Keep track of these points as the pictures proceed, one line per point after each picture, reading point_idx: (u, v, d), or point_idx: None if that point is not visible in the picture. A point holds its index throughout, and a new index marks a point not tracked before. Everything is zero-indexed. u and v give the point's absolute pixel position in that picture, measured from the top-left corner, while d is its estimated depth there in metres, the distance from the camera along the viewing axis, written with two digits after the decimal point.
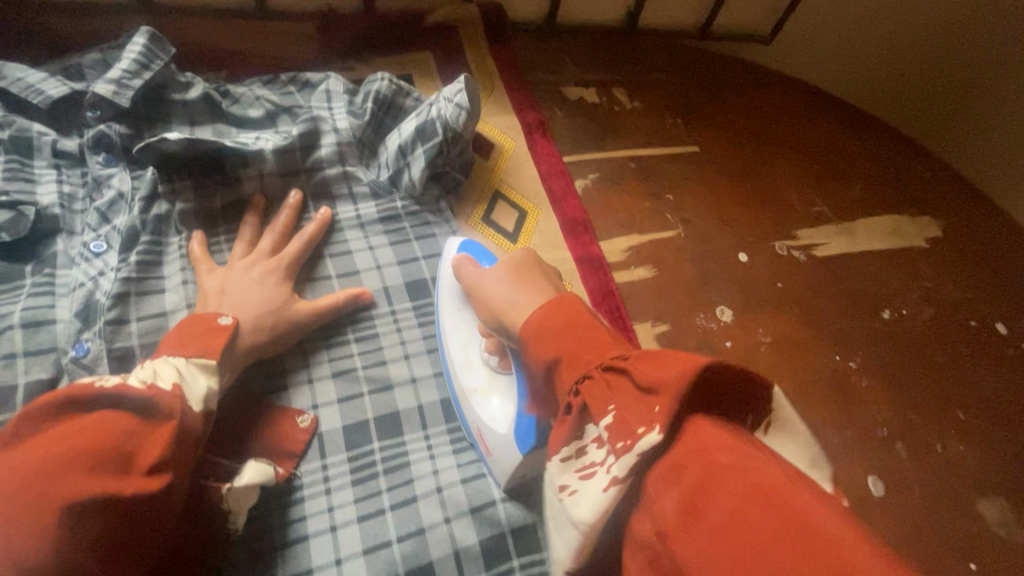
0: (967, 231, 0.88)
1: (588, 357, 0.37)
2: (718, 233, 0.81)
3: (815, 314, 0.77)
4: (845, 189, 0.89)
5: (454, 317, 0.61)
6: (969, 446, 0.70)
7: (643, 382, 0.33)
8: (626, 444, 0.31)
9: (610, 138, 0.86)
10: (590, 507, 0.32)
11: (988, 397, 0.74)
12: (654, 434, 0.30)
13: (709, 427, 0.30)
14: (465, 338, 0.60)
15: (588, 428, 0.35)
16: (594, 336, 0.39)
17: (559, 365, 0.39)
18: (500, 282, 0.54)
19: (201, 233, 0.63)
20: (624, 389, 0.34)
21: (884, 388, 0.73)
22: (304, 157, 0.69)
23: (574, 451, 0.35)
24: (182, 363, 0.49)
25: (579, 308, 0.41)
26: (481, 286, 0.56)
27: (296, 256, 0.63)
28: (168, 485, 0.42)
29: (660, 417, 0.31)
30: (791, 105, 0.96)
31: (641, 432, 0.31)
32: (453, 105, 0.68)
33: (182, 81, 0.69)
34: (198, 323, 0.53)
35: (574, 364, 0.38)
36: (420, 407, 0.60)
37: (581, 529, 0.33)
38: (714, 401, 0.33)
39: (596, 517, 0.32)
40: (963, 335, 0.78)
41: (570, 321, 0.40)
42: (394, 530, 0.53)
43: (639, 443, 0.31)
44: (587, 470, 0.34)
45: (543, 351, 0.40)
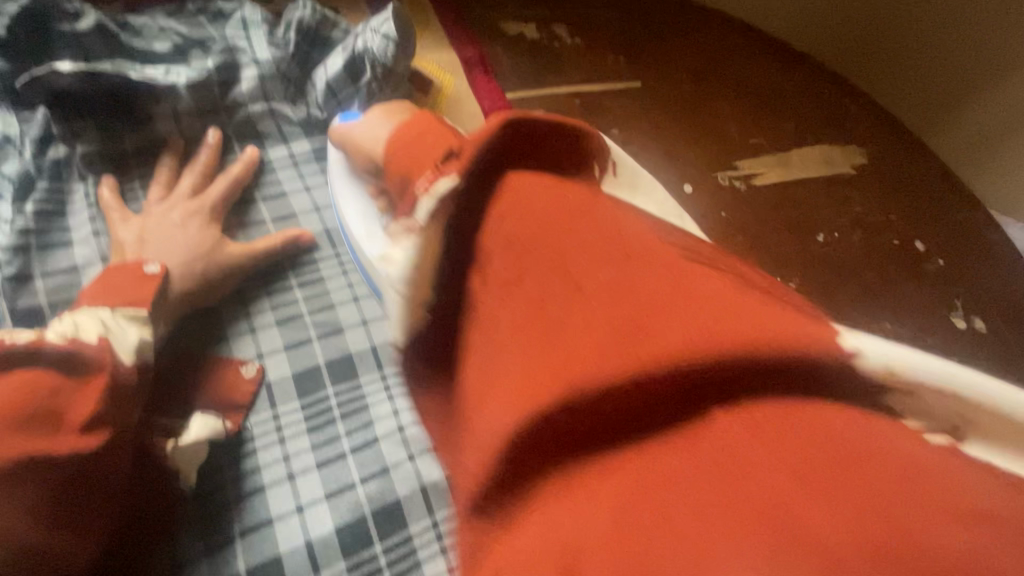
0: (888, 157, 0.93)
1: (426, 153, 0.38)
2: (662, 167, 0.82)
3: (757, 239, 0.80)
4: (777, 121, 0.91)
5: (346, 193, 0.58)
6: (896, 350, 0.76)
7: (456, 153, 0.37)
8: (427, 186, 0.36)
9: (555, 76, 0.84)
10: (400, 265, 0.35)
11: (912, 307, 0.80)
12: (450, 177, 0.35)
13: (533, 179, 0.35)
14: (361, 211, 0.56)
15: (419, 197, 0.36)
16: (435, 134, 0.40)
17: (409, 175, 0.38)
18: (366, 124, 0.54)
19: (111, 178, 0.56)
20: (450, 165, 0.36)
21: (821, 304, 0.77)
22: (223, 93, 0.63)
23: (406, 225, 0.37)
24: (107, 314, 0.44)
25: (425, 121, 0.42)
26: (353, 135, 0.55)
27: (223, 199, 0.58)
28: (98, 443, 0.39)
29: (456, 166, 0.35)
30: (726, 42, 0.97)
31: (439, 180, 0.35)
32: (381, 36, 0.63)
33: (70, 9, 0.60)
34: (119, 272, 0.48)
35: (417, 164, 0.38)
36: (374, 348, 0.57)
37: (399, 288, 0.35)
38: (518, 151, 0.36)
39: (407, 268, 0.34)
40: (888, 252, 0.84)
41: (418, 132, 0.40)
42: (356, 472, 0.51)
43: (438, 186, 0.35)
44: (410, 228, 0.36)
45: (394, 169, 0.40)
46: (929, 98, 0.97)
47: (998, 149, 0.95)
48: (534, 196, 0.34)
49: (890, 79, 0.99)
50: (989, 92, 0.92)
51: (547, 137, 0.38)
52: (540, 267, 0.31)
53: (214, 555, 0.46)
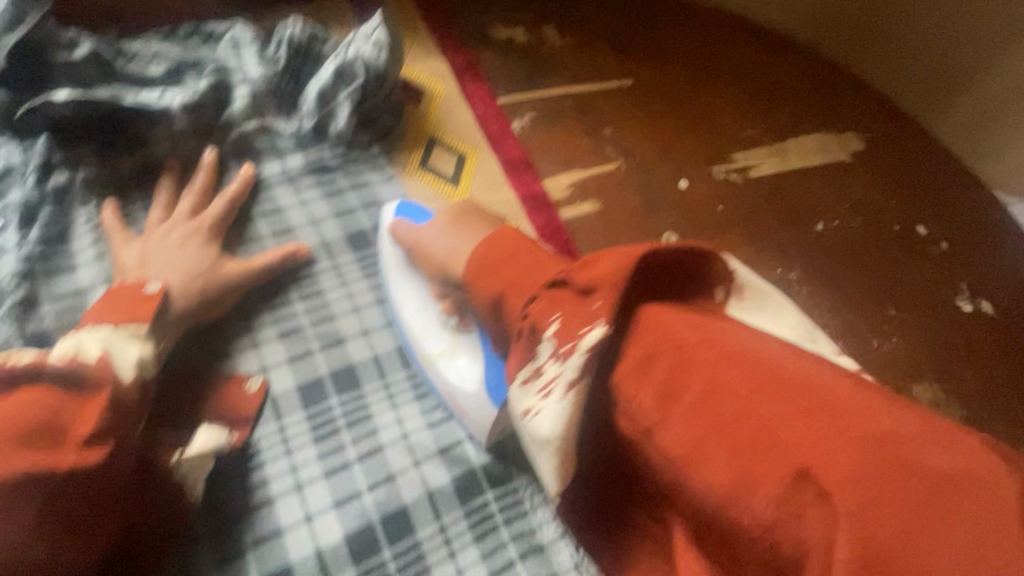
0: (883, 142, 0.92)
1: (530, 278, 0.41)
2: (657, 163, 0.82)
3: (756, 231, 0.80)
4: (770, 112, 0.91)
5: (404, 289, 0.58)
6: (900, 337, 0.76)
7: (580, 285, 0.37)
8: (571, 344, 0.35)
9: (546, 78, 0.84)
10: (556, 418, 0.35)
11: (916, 292, 0.79)
12: (600, 327, 0.35)
13: (667, 311, 0.36)
14: (419, 308, 0.57)
15: (542, 343, 0.37)
16: (533, 259, 0.43)
17: (505, 297, 0.41)
18: (436, 230, 0.55)
19: (113, 202, 0.57)
20: (574, 304, 0.37)
21: (822, 293, 0.77)
22: (218, 113, 0.64)
23: (531, 371, 0.37)
24: (107, 332, 0.45)
25: (516, 240, 0.45)
26: (421, 239, 0.56)
27: (222, 217, 0.59)
28: (108, 456, 0.39)
29: (601, 310, 0.35)
30: (715, 34, 0.97)
31: (586, 331, 0.35)
32: (373, 44, 0.66)
33: (65, 40, 0.62)
34: (122, 291, 0.49)
35: (518, 290, 0.41)
36: (376, 357, 0.58)
37: (555, 441, 0.35)
38: (653, 284, 0.38)
39: (563, 426, 0.35)
40: (889, 237, 0.84)
41: (507, 252, 0.44)
42: (363, 480, 0.52)
43: (584, 340, 0.35)
44: (546, 385, 0.36)
45: (485, 286, 0.43)
46: (937, 69, 0.90)
47: (1001, 129, 0.87)
48: (674, 327, 0.34)
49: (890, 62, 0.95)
50: (990, 69, 0.85)
51: (667, 269, 0.39)
52: (724, 444, 0.29)
53: (225, 566, 0.46)
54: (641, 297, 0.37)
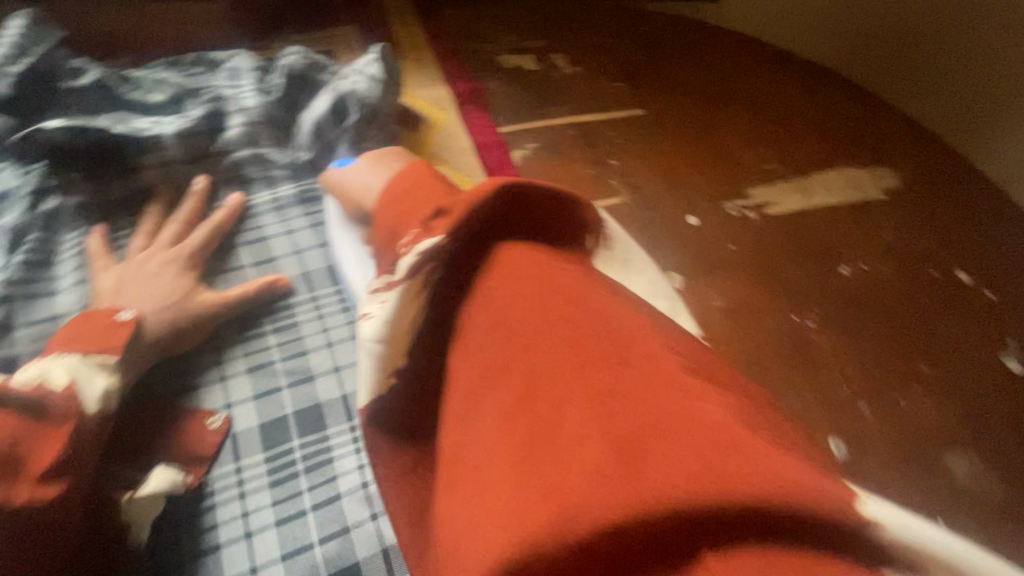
0: (923, 179, 0.85)
1: (419, 206, 0.37)
2: (665, 197, 0.77)
3: (771, 273, 0.74)
4: (796, 144, 0.85)
5: (341, 237, 0.58)
6: (936, 398, 0.67)
7: (448, 209, 0.36)
8: (411, 247, 0.35)
9: (552, 106, 0.82)
10: (379, 322, 0.35)
11: (954, 348, 0.71)
12: (438, 238, 0.34)
13: (522, 252, 0.34)
14: (353, 257, 0.56)
15: (399, 261, 0.36)
16: (423, 184, 0.39)
17: (395, 230, 0.38)
18: (361, 168, 0.51)
19: (99, 228, 0.57)
20: (445, 224, 0.35)
21: (844, 345, 0.70)
22: (211, 140, 0.64)
23: (384, 282, 0.36)
24: (77, 361, 0.45)
25: (425, 173, 0.40)
26: (344, 179, 0.53)
27: (203, 245, 0.59)
28: (59, 492, 0.39)
29: (448, 227, 0.34)
30: (738, 63, 0.93)
31: (425, 237, 0.35)
32: (367, 77, 0.65)
33: (71, 67, 0.64)
34: (95, 318, 0.49)
35: (406, 218, 0.37)
36: (345, 398, 0.55)
37: (374, 345, 0.35)
38: (514, 218, 0.36)
39: (382, 331, 0.35)
40: (925, 285, 0.76)
41: (411, 184, 0.39)
42: (316, 531, 0.49)
43: (424, 245, 0.35)
44: (387, 295, 0.35)
45: (384, 219, 0.39)
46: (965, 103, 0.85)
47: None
48: (529, 272, 0.32)
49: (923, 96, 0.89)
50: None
51: (532, 211, 0.37)
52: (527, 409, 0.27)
53: None
54: (503, 237, 0.35)
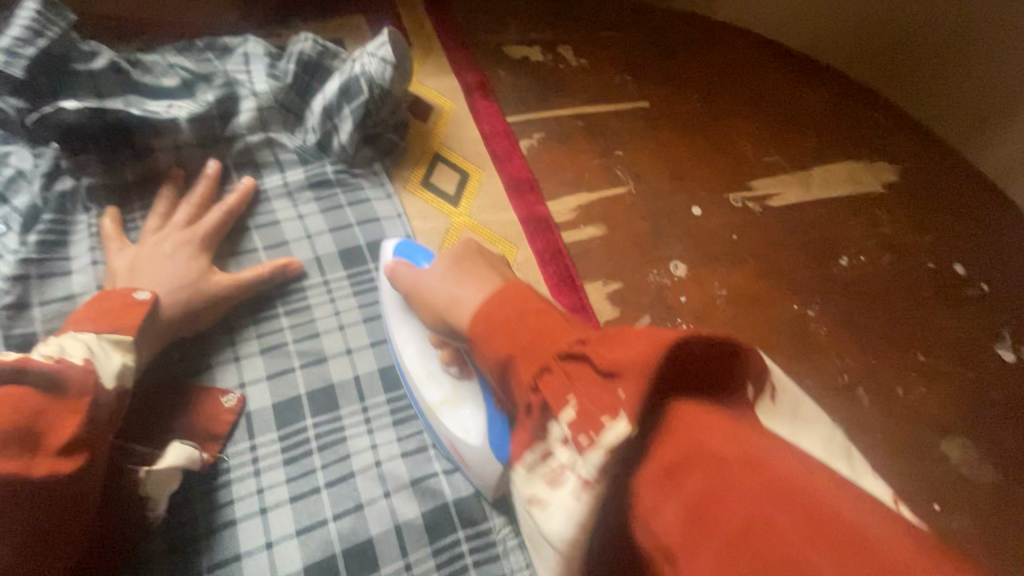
0: (920, 174, 0.86)
1: (545, 345, 0.35)
2: (670, 188, 0.78)
3: (772, 264, 0.75)
4: (796, 138, 0.86)
5: (402, 328, 0.54)
6: (931, 386, 0.69)
7: (598, 364, 0.31)
8: (590, 438, 0.29)
9: (558, 98, 0.82)
10: (564, 517, 0.30)
11: (949, 337, 0.73)
12: (623, 426, 0.28)
13: (704, 414, 0.28)
14: (417, 351, 0.53)
15: (551, 426, 0.32)
16: (557, 329, 0.35)
17: (514, 362, 0.36)
18: (439, 278, 0.49)
19: (113, 210, 0.58)
20: (598, 391, 0.30)
21: (844, 334, 0.71)
22: (223, 125, 0.64)
23: (539, 454, 0.33)
24: (92, 339, 0.45)
25: (527, 296, 0.40)
26: (419, 284, 0.51)
27: (215, 227, 0.59)
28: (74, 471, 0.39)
29: (627, 401, 0.28)
30: (741, 56, 0.94)
31: (606, 428, 0.29)
32: (378, 59, 0.64)
33: (86, 50, 0.63)
34: (111, 297, 0.49)
35: (530, 358, 0.35)
36: (357, 379, 0.56)
37: (559, 547, 0.31)
38: (699, 366, 0.30)
39: (572, 529, 0.30)
40: (922, 277, 0.77)
41: (516, 312, 0.38)
42: (330, 508, 0.50)
43: (605, 435, 0.29)
44: (556, 474, 0.31)
45: (492, 349, 0.38)
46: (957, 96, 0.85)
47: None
48: (707, 433, 0.27)
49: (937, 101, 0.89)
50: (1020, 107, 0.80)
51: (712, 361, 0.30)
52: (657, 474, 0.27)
53: None
54: (674, 394, 0.29)
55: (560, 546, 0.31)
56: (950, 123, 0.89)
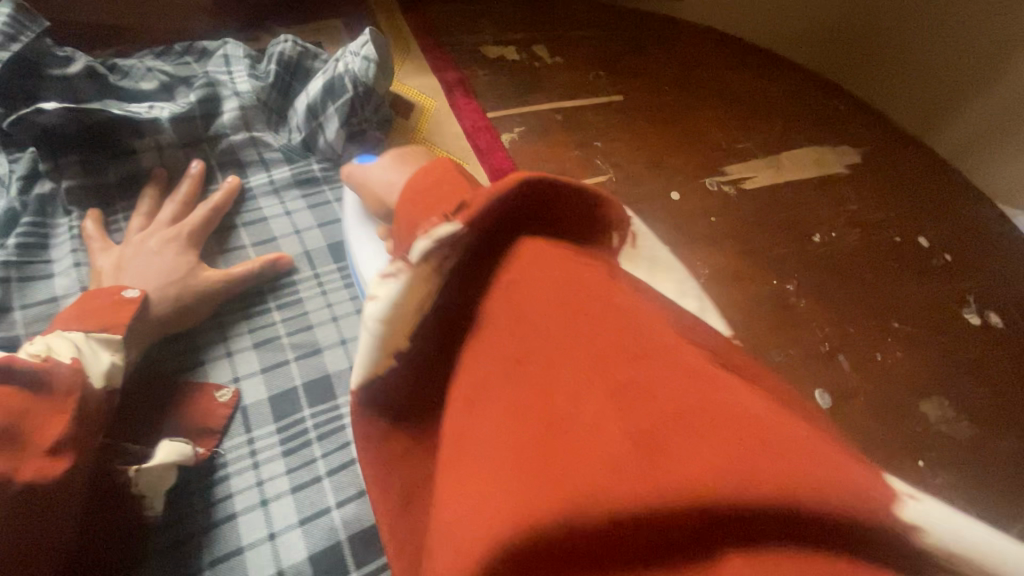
0: (882, 156, 0.91)
1: (439, 193, 0.37)
2: (648, 176, 0.81)
3: (749, 243, 0.78)
4: (765, 126, 0.90)
5: (358, 234, 0.57)
6: (907, 351, 0.72)
7: (472, 202, 0.35)
8: (427, 230, 0.34)
9: (536, 94, 0.85)
10: (385, 299, 0.33)
11: (920, 305, 0.76)
12: (455, 223, 0.33)
13: (545, 246, 0.34)
14: (366, 248, 0.56)
15: (424, 239, 0.34)
16: (451, 183, 0.37)
17: (417, 218, 0.36)
18: (382, 169, 0.53)
19: (96, 212, 0.57)
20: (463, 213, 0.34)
21: (821, 305, 0.74)
22: (206, 125, 0.64)
23: (396, 264, 0.35)
24: (80, 339, 0.45)
25: (450, 169, 0.39)
26: (367, 178, 0.53)
27: (201, 225, 0.59)
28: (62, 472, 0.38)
29: (468, 213, 0.34)
30: (708, 52, 0.98)
31: (441, 223, 0.33)
32: (361, 58, 0.65)
33: (60, 56, 0.63)
34: (99, 297, 0.49)
35: (423, 204, 0.36)
36: (353, 368, 0.56)
37: (375, 326, 0.34)
38: (545, 209, 0.36)
39: (389, 308, 0.33)
40: (891, 250, 0.81)
41: (435, 179, 0.38)
42: (333, 496, 0.49)
43: (440, 230, 0.33)
44: (395, 273, 0.34)
45: (401, 210, 0.38)
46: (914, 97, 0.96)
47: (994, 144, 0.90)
48: (549, 265, 0.32)
49: None
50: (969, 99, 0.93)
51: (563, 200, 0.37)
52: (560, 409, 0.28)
53: None
54: (528, 229, 0.35)
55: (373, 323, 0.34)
56: (911, 119, 0.96)
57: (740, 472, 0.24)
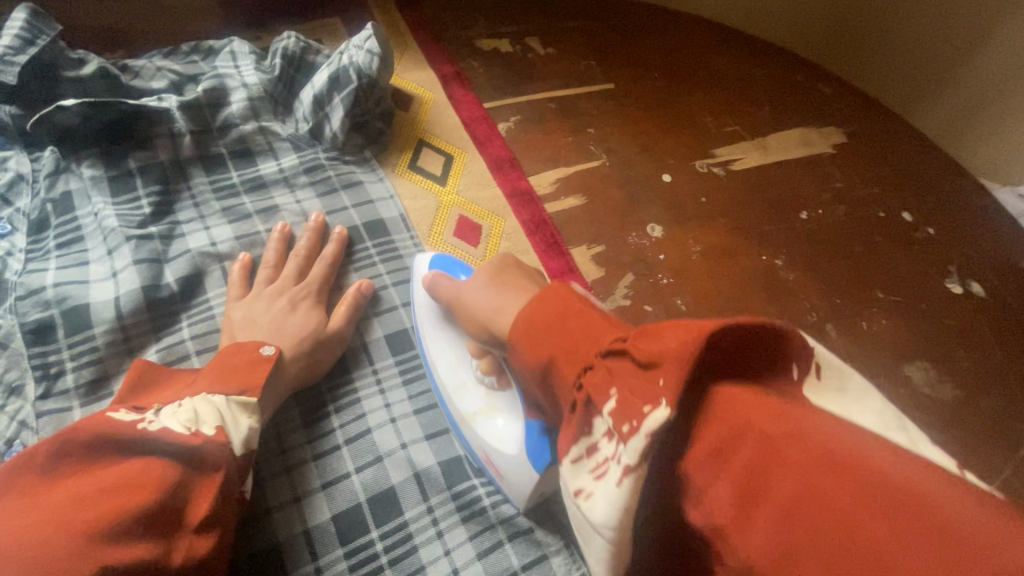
0: (865, 135, 0.94)
1: (583, 348, 0.34)
2: (641, 159, 0.84)
3: (739, 220, 0.81)
4: (752, 109, 0.94)
5: (439, 339, 0.56)
6: (889, 319, 0.76)
7: (641, 357, 0.30)
8: (631, 425, 0.28)
9: (529, 84, 0.88)
10: (606, 502, 0.29)
11: (904, 275, 0.80)
12: (662, 410, 0.27)
13: (735, 395, 0.27)
14: (453, 361, 0.55)
15: (597, 420, 0.31)
16: (590, 326, 0.35)
17: (555, 366, 0.35)
18: (481, 289, 0.49)
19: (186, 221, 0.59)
20: (636, 377, 0.30)
21: (809, 278, 0.78)
22: (213, 114, 0.67)
23: (585, 448, 0.31)
24: (221, 401, 0.44)
25: (566, 298, 0.38)
26: (461, 296, 0.51)
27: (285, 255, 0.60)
28: (176, 475, 0.38)
29: (669, 391, 0.27)
30: (695, 40, 1.01)
31: (651, 411, 0.27)
32: (364, 52, 0.68)
33: (75, 58, 0.64)
34: (239, 354, 0.49)
35: (571, 359, 0.34)
36: (366, 345, 0.60)
37: (604, 530, 0.29)
38: (736, 360, 0.29)
39: (614, 513, 0.29)
40: (875, 224, 0.85)
41: (561, 313, 0.37)
42: (352, 462, 0.53)
43: (646, 422, 0.27)
44: (600, 465, 0.30)
45: (535, 352, 0.36)
46: (909, 72, 0.95)
47: (996, 115, 0.88)
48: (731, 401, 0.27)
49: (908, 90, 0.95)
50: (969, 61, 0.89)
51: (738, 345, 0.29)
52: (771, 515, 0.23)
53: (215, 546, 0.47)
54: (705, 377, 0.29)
55: (613, 537, 0.29)
56: (907, 92, 0.96)
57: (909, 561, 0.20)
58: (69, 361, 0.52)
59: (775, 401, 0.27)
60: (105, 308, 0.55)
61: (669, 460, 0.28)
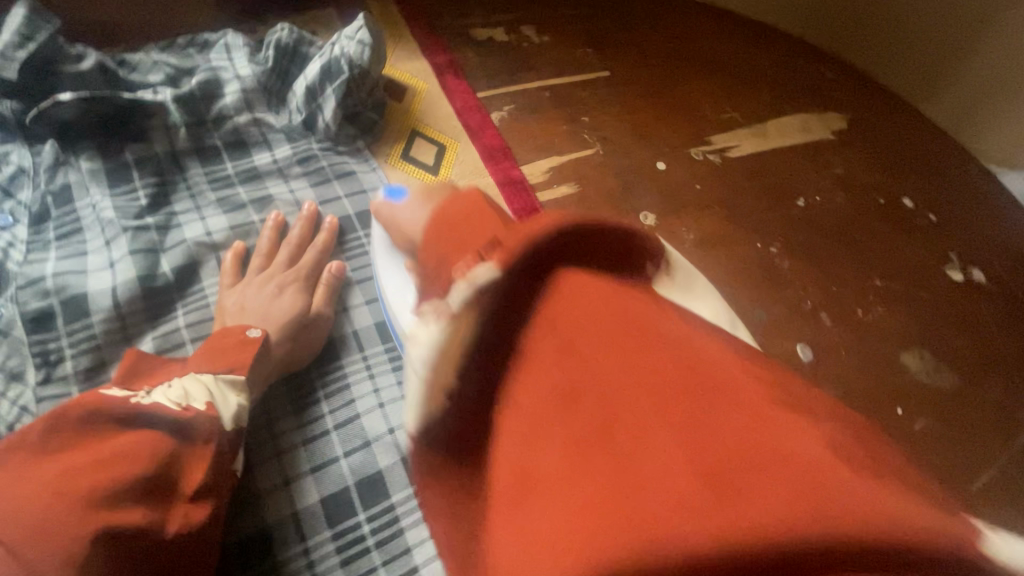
0: (868, 120, 0.93)
1: (473, 235, 0.34)
2: (635, 147, 0.84)
3: (735, 208, 0.81)
4: (751, 96, 0.92)
5: (386, 264, 0.53)
6: (887, 306, 0.75)
7: (510, 244, 0.31)
8: (464, 274, 0.31)
9: (524, 72, 0.87)
10: (427, 345, 0.31)
11: (904, 262, 0.79)
12: (490, 268, 0.30)
13: (589, 282, 0.30)
14: (399, 285, 0.52)
15: (459, 286, 0.31)
16: (484, 219, 0.35)
17: (447, 259, 0.34)
18: (414, 207, 0.45)
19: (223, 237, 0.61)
20: (491, 252, 0.31)
21: (805, 265, 0.77)
22: (208, 106, 0.68)
23: (436, 305, 0.32)
24: (211, 381, 0.46)
25: (477, 202, 0.37)
26: (395, 216, 0.47)
27: (285, 257, 0.61)
28: (171, 451, 0.40)
29: (507, 258, 0.30)
30: (695, 26, 0.99)
31: (478, 266, 0.31)
32: (356, 42, 0.69)
33: (73, 53, 0.66)
34: (227, 337, 0.50)
35: (459, 248, 0.33)
36: (356, 332, 0.61)
37: (422, 371, 0.31)
38: (587, 254, 0.32)
39: (433, 355, 0.30)
40: (875, 210, 0.83)
41: (464, 214, 0.36)
42: (340, 447, 0.54)
43: (477, 273, 0.30)
44: (438, 310, 0.31)
45: (432, 248, 0.35)
46: (915, 57, 0.91)
47: (994, 112, 0.85)
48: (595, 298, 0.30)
49: (914, 74, 0.92)
50: (972, 51, 0.85)
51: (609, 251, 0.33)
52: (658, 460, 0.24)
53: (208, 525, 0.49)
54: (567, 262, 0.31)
55: (422, 370, 0.31)
56: (910, 79, 0.93)
57: (772, 507, 0.21)
58: (68, 349, 0.54)
59: (653, 338, 0.27)
60: (103, 297, 0.56)
61: (557, 401, 0.28)
